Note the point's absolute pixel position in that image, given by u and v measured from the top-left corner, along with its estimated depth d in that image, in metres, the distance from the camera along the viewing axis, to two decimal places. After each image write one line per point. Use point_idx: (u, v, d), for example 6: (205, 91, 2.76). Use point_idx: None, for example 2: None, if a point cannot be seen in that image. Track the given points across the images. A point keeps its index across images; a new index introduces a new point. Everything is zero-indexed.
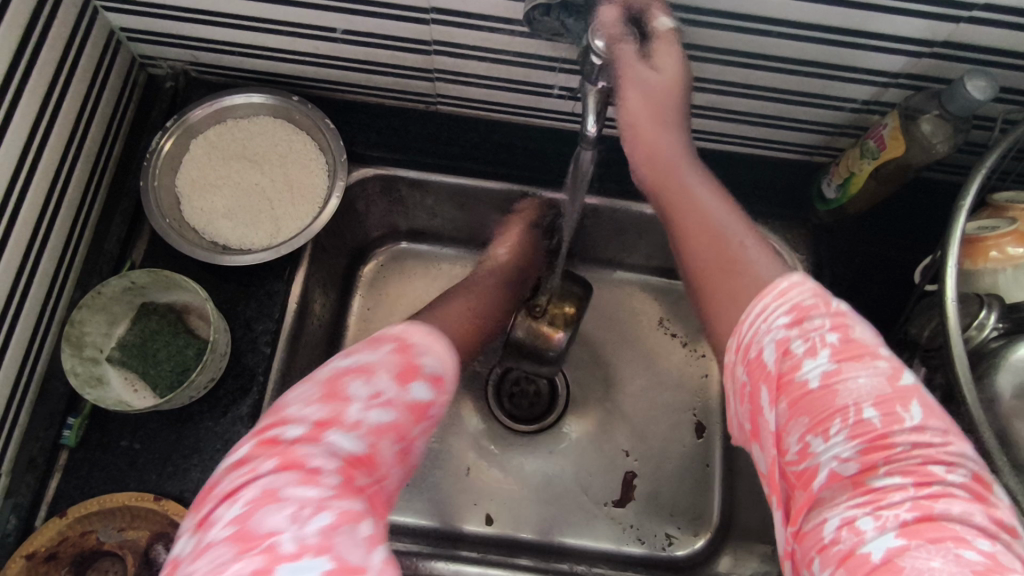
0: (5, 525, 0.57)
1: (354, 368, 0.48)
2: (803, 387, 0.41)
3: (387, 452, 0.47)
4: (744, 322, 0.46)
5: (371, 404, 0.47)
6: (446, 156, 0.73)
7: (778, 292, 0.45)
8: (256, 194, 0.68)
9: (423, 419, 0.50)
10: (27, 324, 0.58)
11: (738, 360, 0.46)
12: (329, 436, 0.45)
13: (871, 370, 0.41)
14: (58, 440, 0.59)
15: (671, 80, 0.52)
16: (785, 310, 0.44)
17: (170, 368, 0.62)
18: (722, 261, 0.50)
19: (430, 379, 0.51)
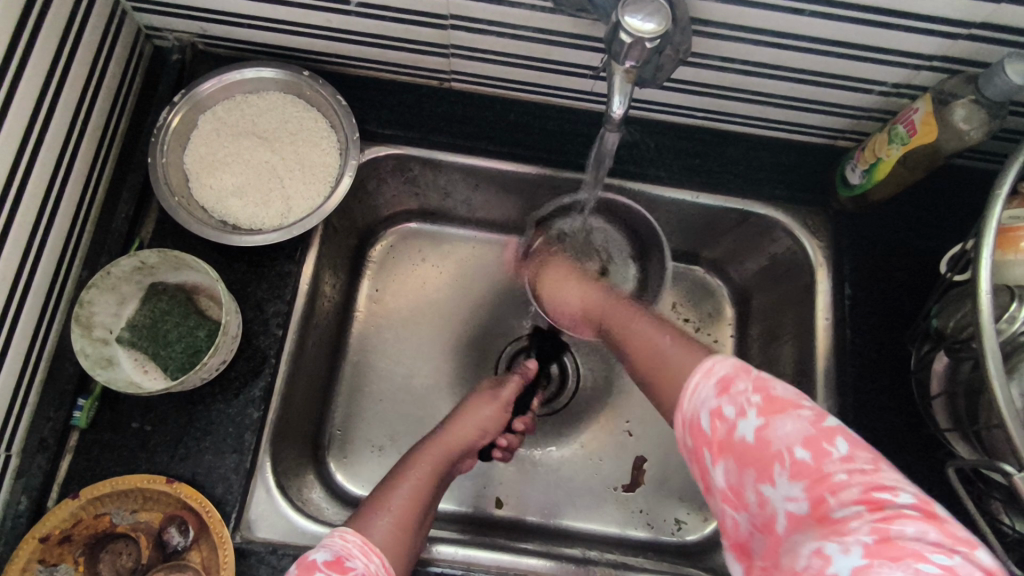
0: (16, 506, 0.56)
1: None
2: (740, 443, 0.44)
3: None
4: (681, 400, 0.49)
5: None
6: (461, 135, 0.71)
7: (704, 371, 0.49)
8: (266, 172, 0.66)
9: None
10: (35, 303, 0.57)
11: (682, 432, 0.49)
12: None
13: (796, 418, 0.43)
14: (68, 421, 0.58)
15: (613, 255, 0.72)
16: (710, 383, 0.48)
17: (179, 350, 0.61)
18: (658, 367, 0.54)
19: (328, 561, 0.48)
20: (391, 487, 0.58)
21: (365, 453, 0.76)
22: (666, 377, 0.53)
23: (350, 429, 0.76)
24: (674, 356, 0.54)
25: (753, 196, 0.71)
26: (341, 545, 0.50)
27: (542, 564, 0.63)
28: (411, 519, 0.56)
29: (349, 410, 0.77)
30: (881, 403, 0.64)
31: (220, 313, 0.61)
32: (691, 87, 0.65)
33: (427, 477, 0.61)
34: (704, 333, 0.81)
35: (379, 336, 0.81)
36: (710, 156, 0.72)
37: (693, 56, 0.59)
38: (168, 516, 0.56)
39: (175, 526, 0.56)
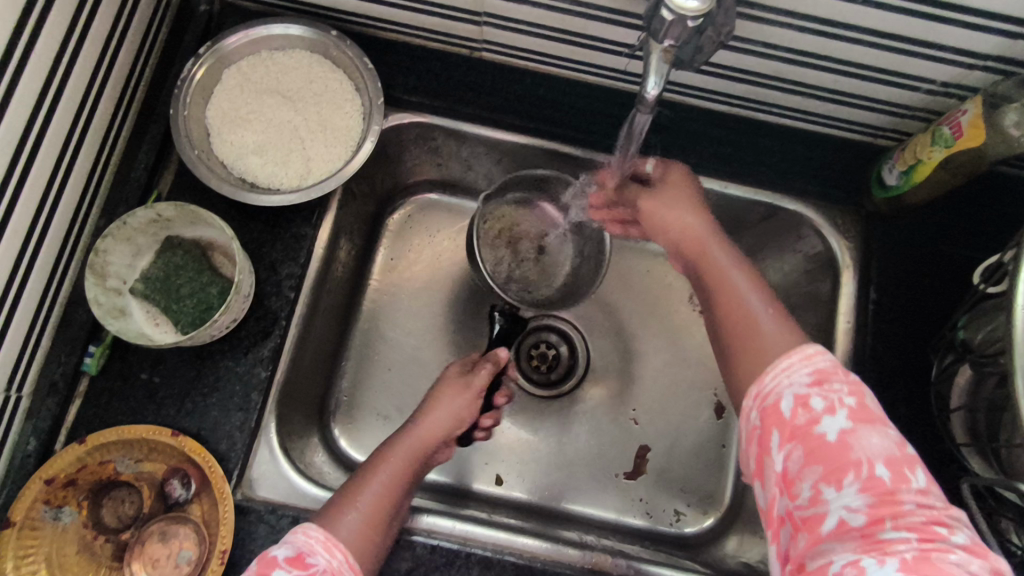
0: (25, 446, 0.57)
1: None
2: (820, 439, 0.42)
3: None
4: (766, 375, 0.46)
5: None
6: (487, 107, 0.69)
7: (804, 354, 0.46)
8: (288, 132, 0.65)
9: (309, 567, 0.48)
10: (51, 249, 0.57)
11: (751, 404, 0.46)
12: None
13: (882, 435, 0.42)
14: (79, 367, 0.59)
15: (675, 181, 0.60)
16: (808, 371, 0.45)
17: (191, 305, 0.60)
18: (743, 339, 0.49)
19: (291, 559, 0.47)
20: (363, 482, 0.55)
21: (370, 420, 0.76)
22: (752, 353, 0.48)
23: (357, 397, 0.77)
24: (767, 333, 0.49)
25: (783, 190, 0.69)
26: (304, 542, 0.49)
27: (534, 544, 0.61)
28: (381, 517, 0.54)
29: (356, 377, 0.77)
30: (897, 411, 0.62)
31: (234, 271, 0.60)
32: (729, 73, 0.62)
33: (399, 472, 0.57)
34: None
35: (392, 305, 0.80)
36: (741, 146, 0.70)
37: (734, 40, 0.57)
38: (172, 468, 0.57)
39: (177, 478, 0.56)
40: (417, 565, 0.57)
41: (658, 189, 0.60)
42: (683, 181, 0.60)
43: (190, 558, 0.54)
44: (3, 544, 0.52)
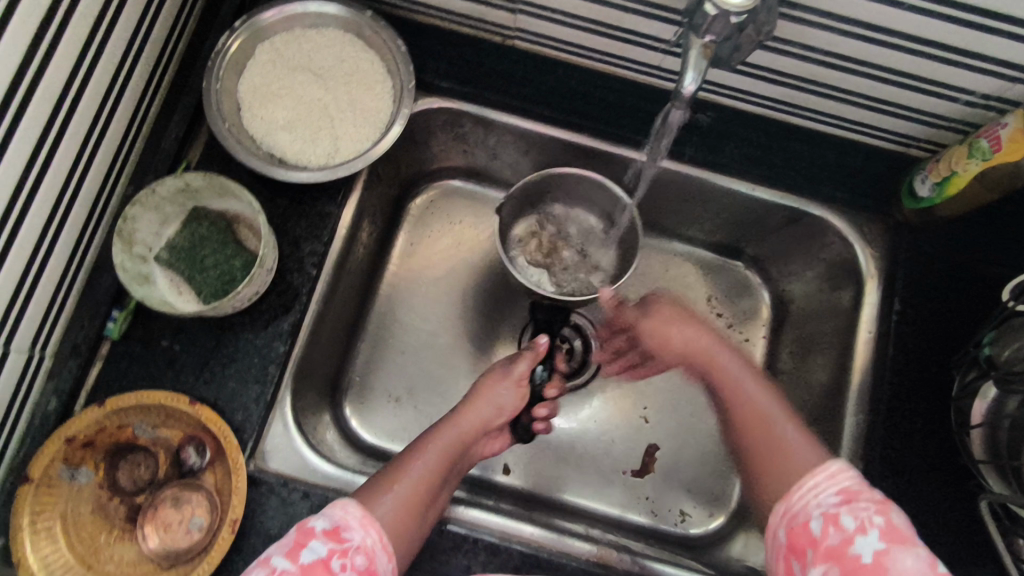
0: (45, 406, 0.57)
1: (254, 564, 0.47)
2: (855, 560, 0.46)
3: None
4: (793, 493, 0.52)
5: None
6: (517, 96, 0.69)
7: (828, 472, 0.52)
8: (318, 110, 0.65)
9: (344, 541, 0.49)
10: (80, 212, 0.57)
11: (780, 523, 0.52)
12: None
13: (914, 555, 0.46)
14: (102, 331, 0.59)
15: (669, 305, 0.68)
16: (835, 492, 0.50)
17: (214, 276, 0.61)
18: (772, 452, 0.55)
19: (329, 531, 0.49)
20: (401, 470, 0.56)
21: (382, 402, 0.76)
22: (779, 463, 0.54)
23: (370, 378, 0.77)
24: (794, 444, 0.55)
25: (810, 195, 0.68)
26: (343, 514, 0.51)
27: (533, 531, 0.61)
28: (420, 499, 0.54)
29: (371, 359, 0.78)
30: (914, 425, 0.61)
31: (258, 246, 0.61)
32: (764, 74, 0.62)
33: (439, 463, 0.58)
34: (737, 332, 0.83)
35: (409, 289, 0.80)
36: (771, 149, 0.69)
37: (773, 39, 0.56)
38: (187, 436, 0.57)
39: (192, 446, 0.57)
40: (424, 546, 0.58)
41: (654, 313, 0.68)
42: (672, 307, 0.68)
43: (202, 525, 0.55)
44: (22, 499, 0.52)
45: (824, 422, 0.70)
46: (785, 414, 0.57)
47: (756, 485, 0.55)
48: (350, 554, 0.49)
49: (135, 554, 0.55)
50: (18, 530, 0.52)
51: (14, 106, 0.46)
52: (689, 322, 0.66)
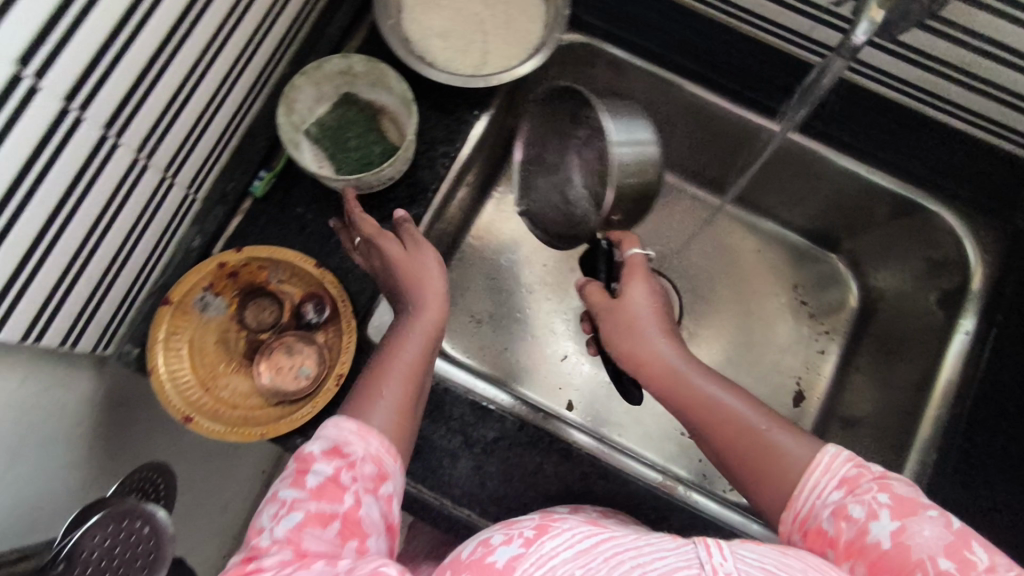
0: (190, 244, 0.64)
1: (264, 502, 0.44)
2: (877, 549, 0.42)
3: (327, 533, 0.42)
4: (796, 497, 0.47)
5: (277, 519, 0.42)
6: (659, 43, 0.71)
7: (823, 466, 0.48)
8: (473, 24, 0.69)
9: (345, 457, 0.45)
10: (251, 75, 0.61)
11: (793, 531, 0.47)
12: (258, 562, 0.40)
13: (931, 522, 0.42)
14: (247, 188, 0.65)
15: (647, 301, 0.60)
16: (835, 482, 0.47)
17: (355, 158, 0.66)
18: (766, 463, 0.50)
19: (326, 452, 0.45)
20: (381, 371, 0.52)
21: (463, 319, 0.82)
22: (778, 476, 0.49)
23: (458, 293, 0.83)
24: (790, 449, 0.49)
25: (929, 189, 0.69)
26: (338, 432, 0.46)
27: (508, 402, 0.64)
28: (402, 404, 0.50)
29: (461, 273, 0.84)
30: (996, 425, 0.63)
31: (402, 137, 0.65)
32: (917, 56, 0.62)
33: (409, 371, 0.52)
34: (817, 322, 0.84)
35: (509, 221, 0.86)
36: (901, 136, 0.69)
37: (936, 18, 0.57)
38: (307, 295, 0.62)
39: (311, 304, 0.62)
40: (502, 437, 0.62)
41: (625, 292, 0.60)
42: (646, 287, 0.61)
43: (310, 374, 0.60)
44: (161, 316, 0.58)
45: (896, 414, 0.71)
46: (767, 416, 0.52)
47: (758, 499, 0.50)
48: (360, 462, 0.45)
49: (249, 386, 0.61)
50: (154, 343, 0.58)
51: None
52: (662, 321, 0.59)
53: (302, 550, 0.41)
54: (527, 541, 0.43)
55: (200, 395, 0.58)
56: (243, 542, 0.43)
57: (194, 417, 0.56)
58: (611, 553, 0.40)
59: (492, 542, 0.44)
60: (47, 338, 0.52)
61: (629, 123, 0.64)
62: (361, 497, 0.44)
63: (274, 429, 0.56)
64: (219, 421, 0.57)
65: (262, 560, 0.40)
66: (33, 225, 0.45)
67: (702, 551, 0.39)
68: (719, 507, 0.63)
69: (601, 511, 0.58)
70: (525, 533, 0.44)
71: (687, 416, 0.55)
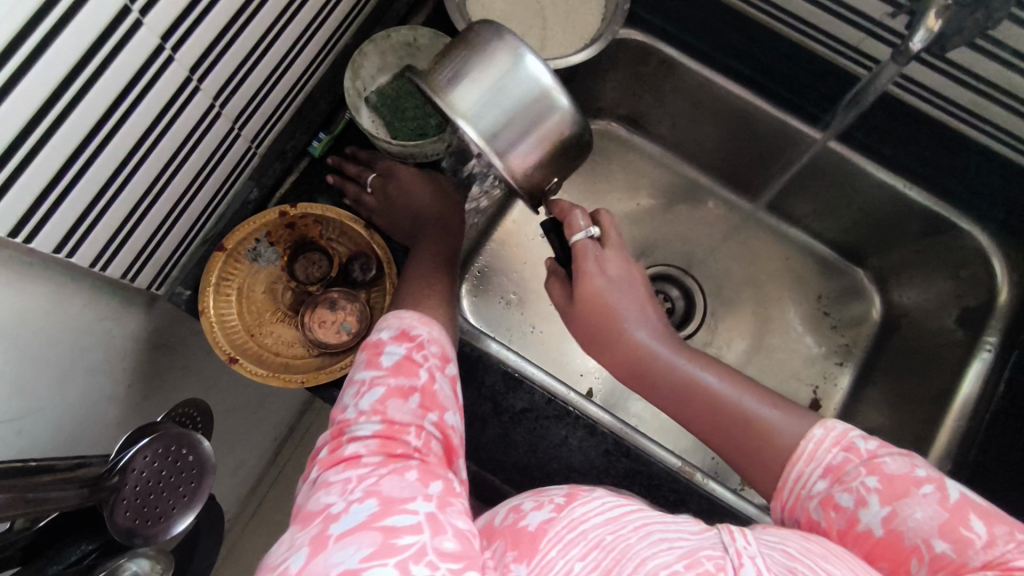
0: (247, 195, 0.66)
1: (345, 383, 0.47)
2: (869, 536, 0.42)
3: (410, 404, 0.44)
4: (783, 488, 0.46)
5: (362, 394, 0.45)
6: (712, 45, 0.73)
7: (808, 453, 0.46)
8: (535, 11, 0.71)
9: (413, 341, 0.48)
10: (322, 38, 0.64)
11: (783, 517, 0.47)
12: (352, 432, 0.43)
13: (922, 501, 0.41)
14: (307, 147, 0.68)
15: (624, 275, 0.58)
16: (820, 472, 0.45)
17: (410, 128, 0.68)
18: (755, 441, 0.48)
19: (395, 335, 0.48)
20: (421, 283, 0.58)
21: (493, 300, 0.84)
22: (766, 448, 0.48)
23: (491, 273, 0.85)
24: (776, 423, 0.48)
25: (962, 208, 0.71)
26: (401, 321, 0.49)
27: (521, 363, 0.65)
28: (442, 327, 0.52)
29: (494, 255, 0.86)
30: (1012, 441, 0.64)
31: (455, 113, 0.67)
32: (966, 75, 0.64)
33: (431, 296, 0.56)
34: (839, 334, 0.86)
35: None
36: (941, 156, 0.71)
37: (988, 38, 0.59)
38: (353, 254, 0.64)
39: (357, 263, 0.64)
40: (532, 408, 0.63)
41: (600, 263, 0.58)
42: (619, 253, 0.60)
43: (352, 330, 0.61)
44: (215, 262, 0.60)
45: (913, 425, 0.72)
46: (751, 392, 0.51)
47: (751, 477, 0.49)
48: (429, 346, 0.48)
49: (292, 336, 0.63)
50: (207, 285, 0.60)
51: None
52: (638, 298, 0.58)
53: (391, 419, 0.43)
54: (558, 507, 0.42)
55: (245, 340, 0.61)
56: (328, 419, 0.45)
57: (238, 359, 0.58)
58: (641, 523, 0.40)
59: (523, 508, 0.44)
60: (112, 267, 0.54)
61: (479, 99, 0.53)
62: (434, 372, 0.47)
63: (314, 377, 0.58)
64: (262, 367, 0.59)
65: (355, 430, 0.43)
66: (116, 155, 0.47)
67: (726, 536, 0.39)
68: (734, 497, 0.64)
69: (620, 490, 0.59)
70: (556, 499, 0.43)
71: (669, 401, 0.54)
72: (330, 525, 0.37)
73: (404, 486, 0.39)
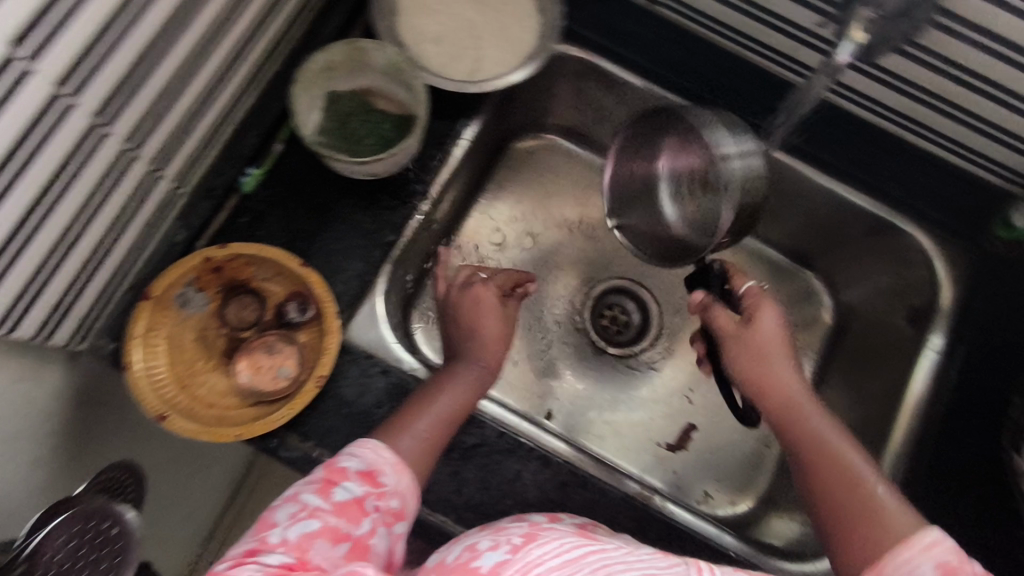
0: (173, 237, 0.63)
1: (284, 498, 0.47)
2: None
3: (336, 550, 0.43)
4: (884, 563, 0.45)
5: (296, 519, 0.44)
6: (651, 59, 0.73)
7: (923, 543, 0.45)
8: (468, 31, 0.69)
9: (374, 485, 0.48)
10: (244, 71, 0.61)
11: None
12: (264, 555, 0.42)
13: None
14: (235, 183, 0.64)
15: (777, 330, 0.61)
16: (933, 567, 0.43)
17: (371, 143, 0.65)
18: (866, 513, 0.49)
19: (361, 472, 0.48)
20: (430, 403, 0.56)
21: None
22: (871, 526, 0.48)
23: None
24: (896, 511, 0.48)
25: (903, 210, 0.71)
26: (375, 457, 0.49)
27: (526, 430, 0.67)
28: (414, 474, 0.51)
29: None
30: (966, 439, 0.64)
31: (406, 108, 0.66)
32: (899, 81, 0.64)
33: (439, 426, 0.55)
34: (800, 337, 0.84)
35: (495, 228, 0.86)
36: (879, 159, 0.71)
37: (915, 46, 0.59)
38: (291, 293, 0.61)
39: (295, 302, 0.61)
40: (482, 443, 0.61)
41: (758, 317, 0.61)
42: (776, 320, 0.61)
43: (290, 374, 0.59)
44: (141, 312, 0.57)
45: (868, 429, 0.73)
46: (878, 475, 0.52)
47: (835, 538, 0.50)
48: (385, 492, 0.48)
49: (227, 385, 0.60)
50: (132, 337, 0.56)
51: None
52: (780, 351, 0.60)
53: (306, 560, 0.42)
54: (513, 548, 0.41)
55: (176, 393, 0.57)
56: (253, 530, 0.45)
57: (169, 415, 0.55)
58: (601, 564, 0.39)
59: (477, 546, 0.42)
60: (22, 328, 0.50)
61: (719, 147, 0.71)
62: (378, 526, 0.46)
63: (251, 429, 0.55)
64: (194, 421, 0.56)
65: (269, 555, 0.42)
66: (14, 214, 0.43)
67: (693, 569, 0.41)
68: (692, 517, 0.65)
69: (581, 522, 0.56)
70: (512, 540, 0.42)
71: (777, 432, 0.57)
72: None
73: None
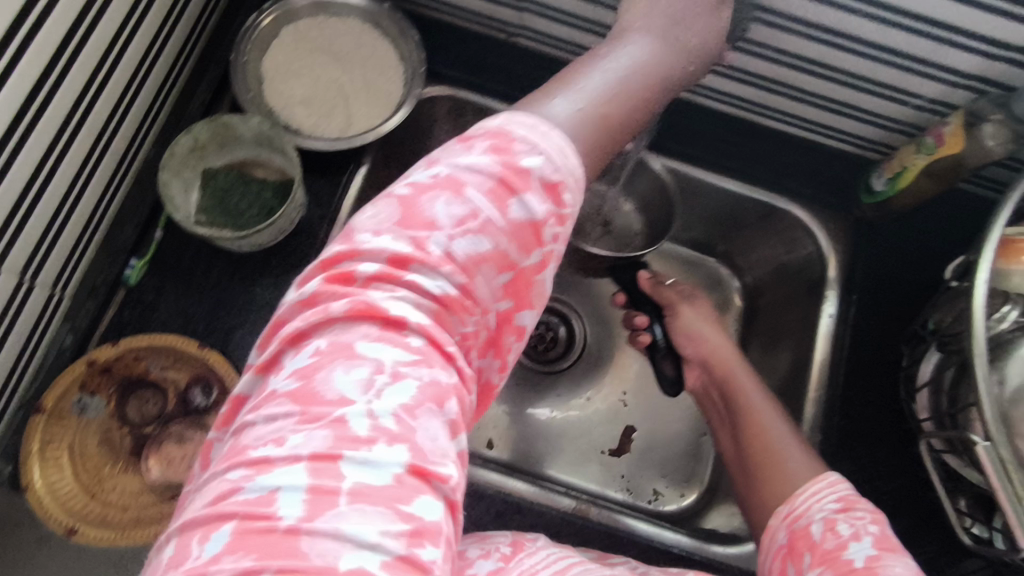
0: (62, 343, 0.62)
1: (443, 179, 0.38)
2: (848, 564, 0.45)
3: (496, 282, 0.39)
4: (798, 498, 0.53)
5: (461, 226, 0.37)
6: (519, 87, 0.75)
7: (831, 484, 0.52)
8: (335, 89, 0.70)
9: (550, 211, 0.39)
10: (108, 165, 0.60)
11: (782, 526, 0.52)
12: (423, 261, 0.36)
13: (904, 564, 0.44)
14: (120, 278, 0.64)
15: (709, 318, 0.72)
16: (836, 500, 0.51)
17: (254, 213, 0.65)
18: (773, 468, 0.57)
19: (545, 187, 0.39)
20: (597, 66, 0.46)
21: None
22: (778, 477, 0.56)
23: None
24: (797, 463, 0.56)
25: (778, 190, 0.75)
26: (559, 163, 0.40)
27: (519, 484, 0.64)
28: (588, 162, 0.43)
29: None
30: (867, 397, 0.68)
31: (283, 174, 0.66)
32: (744, 75, 0.68)
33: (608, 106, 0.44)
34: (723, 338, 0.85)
35: None
36: (747, 147, 0.76)
37: (744, 42, 0.63)
38: (195, 377, 0.60)
39: (200, 386, 0.60)
40: None
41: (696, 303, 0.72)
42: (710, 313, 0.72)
43: None
44: (34, 427, 0.56)
45: None
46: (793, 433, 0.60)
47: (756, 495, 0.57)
48: (568, 213, 0.40)
49: (138, 484, 0.58)
50: (29, 455, 0.56)
51: (74, 41, 0.49)
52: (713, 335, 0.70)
53: (469, 288, 0.37)
54: (506, 557, 0.49)
55: (85, 502, 0.56)
56: (403, 212, 0.37)
57: (78, 528, 0.54)
58: None
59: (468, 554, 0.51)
60: None
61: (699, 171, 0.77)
62: (545, 265, 0.40)
63: None
64: (108, 528, 0.55)
65: (424, 265, 0.36)
66: None
67: None
68: (652, 527, 0.64)
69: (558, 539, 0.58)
70: (503, 549, 0.50)
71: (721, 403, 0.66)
72: (343, 438, 0.31)
73: (433, 449, 0.32)
